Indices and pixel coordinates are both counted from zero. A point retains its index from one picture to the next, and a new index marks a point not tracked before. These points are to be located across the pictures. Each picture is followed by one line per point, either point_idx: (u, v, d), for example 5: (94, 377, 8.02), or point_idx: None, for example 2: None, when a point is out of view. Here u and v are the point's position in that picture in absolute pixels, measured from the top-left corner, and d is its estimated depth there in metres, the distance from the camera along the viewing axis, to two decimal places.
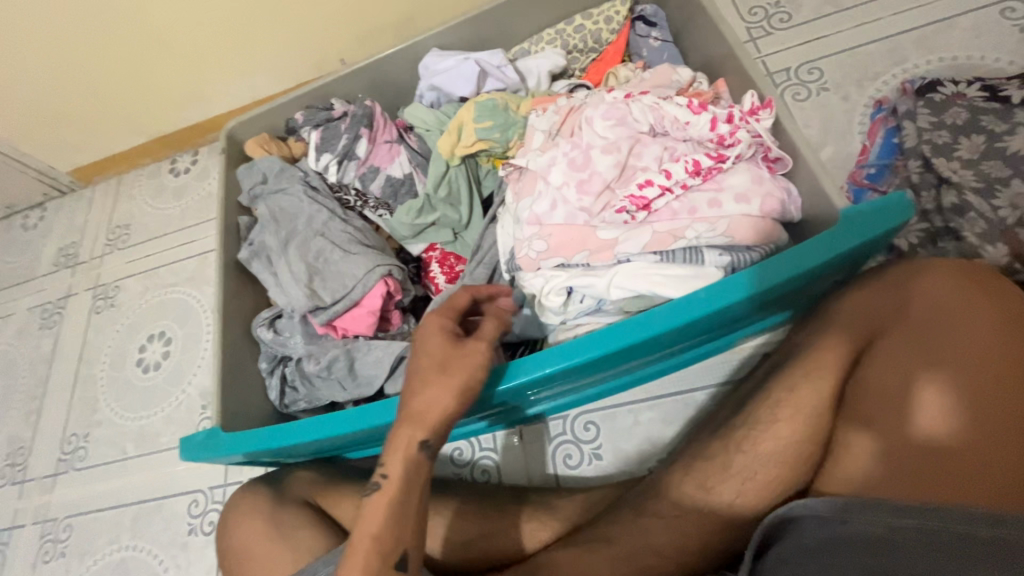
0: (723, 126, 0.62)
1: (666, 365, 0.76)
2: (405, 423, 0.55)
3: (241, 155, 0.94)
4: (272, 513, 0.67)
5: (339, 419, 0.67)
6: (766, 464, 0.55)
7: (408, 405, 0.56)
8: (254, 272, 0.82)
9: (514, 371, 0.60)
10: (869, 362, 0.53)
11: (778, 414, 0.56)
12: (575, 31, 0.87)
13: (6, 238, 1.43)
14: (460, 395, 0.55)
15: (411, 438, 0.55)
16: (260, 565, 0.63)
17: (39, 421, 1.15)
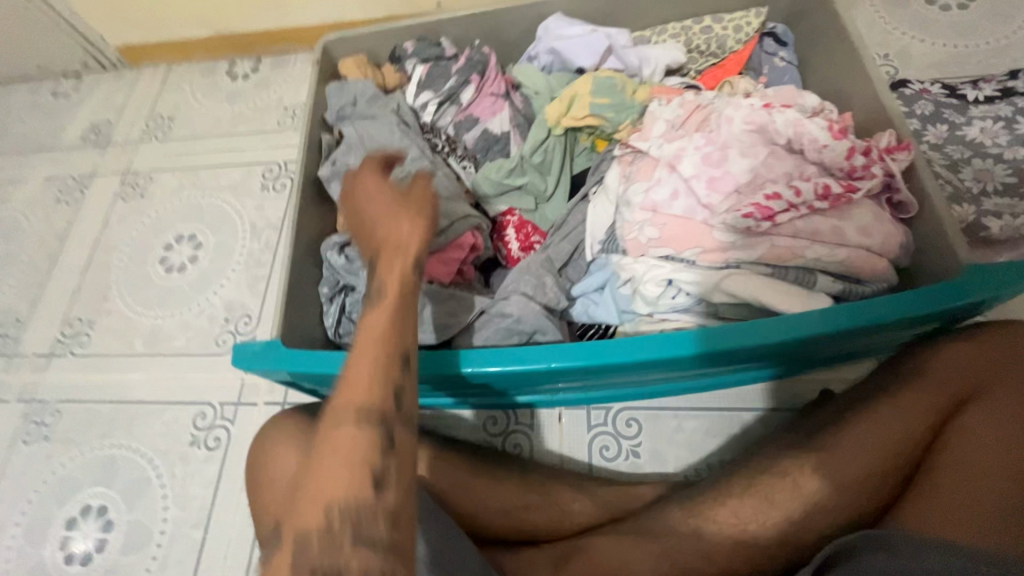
0: (859, 157, 0.62)
1: (722, 380, 0.77)
2: (394, 248, 0.53)
3: (332, 73, 0.89)
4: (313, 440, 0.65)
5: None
6: (842, 484, 0.58)
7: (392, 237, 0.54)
8: (331, 194, 0.79)
9: (593, 352, 0.58)
10: (975, 413, 0.55)
11: (868, 444, 0.57)
12: (701, 31, 0.86)
13: (31, 100, 1.34)
14: (427, 209, 0.55)
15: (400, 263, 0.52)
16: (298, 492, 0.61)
17: (40, 297, 1.08)
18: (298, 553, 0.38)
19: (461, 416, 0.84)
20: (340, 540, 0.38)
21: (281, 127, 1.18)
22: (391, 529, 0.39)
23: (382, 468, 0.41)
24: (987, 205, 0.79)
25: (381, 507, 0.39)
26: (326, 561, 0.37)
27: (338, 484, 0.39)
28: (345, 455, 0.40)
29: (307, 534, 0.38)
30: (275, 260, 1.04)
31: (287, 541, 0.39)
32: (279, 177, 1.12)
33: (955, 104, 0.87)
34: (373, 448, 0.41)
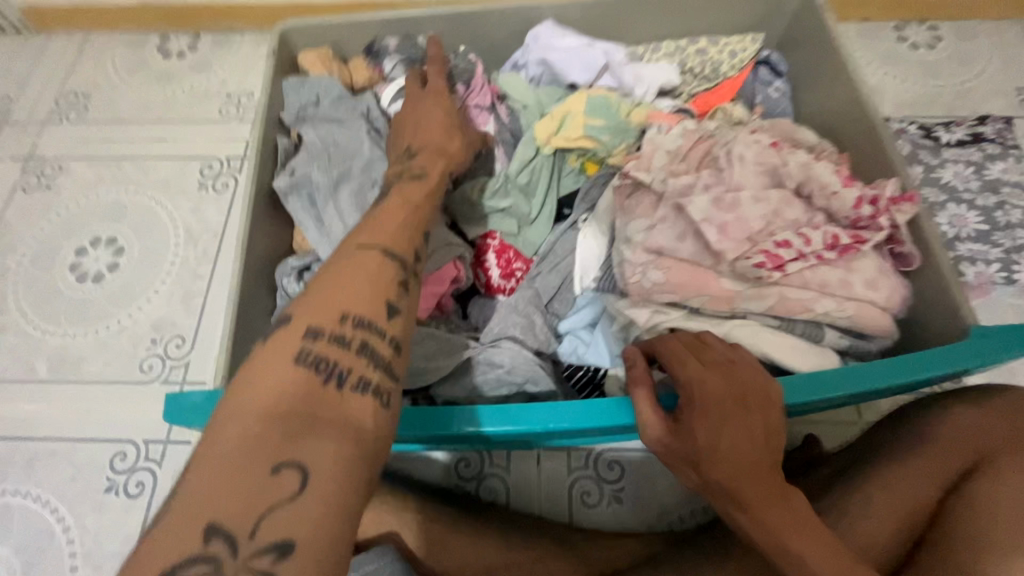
0: (866, 208, 0.60)
1: None
2: (429, 154, 0.62)
3: (291, 65, 0.78)
4: None
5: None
6: None
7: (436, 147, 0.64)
8: (288, 209, 0.68)
9: (600, 415, 0.53)
10: (984, 481, 0.55)
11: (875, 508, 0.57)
12: (696, 53, 0.81)
13: None
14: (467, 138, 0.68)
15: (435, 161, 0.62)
16: None
17: None
18: (310, 337, 0.43)
19: (429, 456, 0.76)
20: (350, 340, 0.44)
21: (222, 117, 1.03)
22: (390, 351, 0.45)
23: (396, 301, 0.47)
24: (963, 250, 0.82)
25: (388, 333, 0.46)
26: (334, 345, 0.43)
27: (359, 297, 0.46)
28: (367, 275, 0.47)
29: (321, 328, 0.44)
30: (215, 272, 0.91)
31: (299, 329, 0.43)
32: (220, 175, 0.99)
33: (930, 146, 0.91)
34: (393, 280, 0.48)
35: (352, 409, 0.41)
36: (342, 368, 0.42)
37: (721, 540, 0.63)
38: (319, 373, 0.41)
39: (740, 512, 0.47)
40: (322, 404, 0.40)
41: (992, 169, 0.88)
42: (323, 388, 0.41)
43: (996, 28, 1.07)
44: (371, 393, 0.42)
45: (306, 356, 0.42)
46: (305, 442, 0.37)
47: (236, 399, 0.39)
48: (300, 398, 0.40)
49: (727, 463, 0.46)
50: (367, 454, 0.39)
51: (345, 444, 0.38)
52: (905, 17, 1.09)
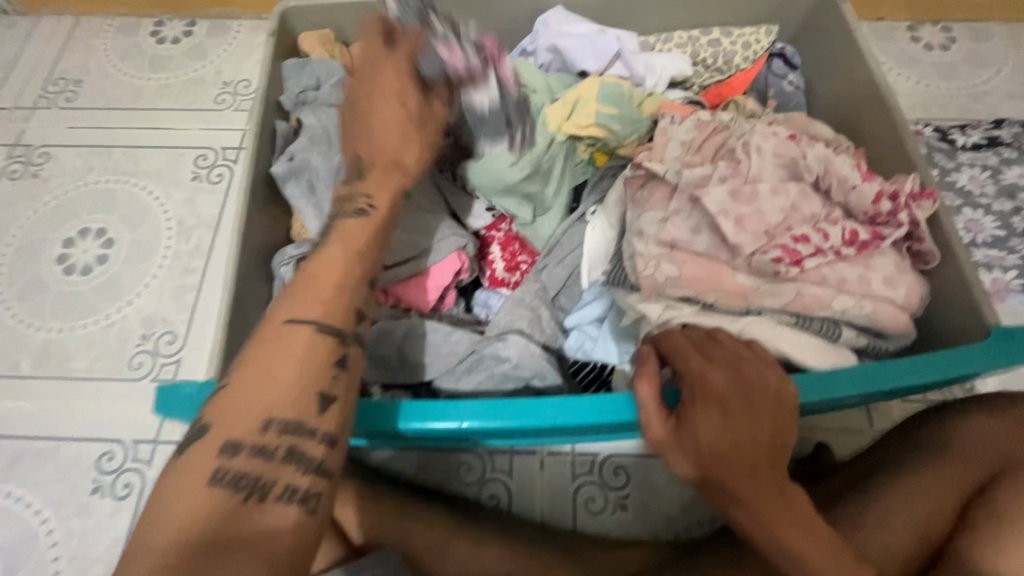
0: (885, 203, 0.58)
1: None
2: (387, 168, 0.55)
3: (291, 50, 0.75)
4: None
5: (370, 406, 0.52)
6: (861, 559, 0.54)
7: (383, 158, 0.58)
8: (286, 195, 0.66)
9: (592, 411, 0.50)
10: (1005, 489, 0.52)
11: (893, 518, 0.54)
12: (708, 44, 0.79)
13: None
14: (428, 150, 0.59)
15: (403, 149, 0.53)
16: None
17: None
18: (226, 452, 0.39)
19: (430, 460, 0.74)
20: (274, 448, 0.40)
21: (219, 105, 1.00)
22: (321, 447, 0.42)
23: (328, 390, 0.43)
24: (980, 255, 0.80)
25: (318, 429, 0.42)
26: (257, 453, 0.40)
27: (283, 394, 0.42)
28: (297, 367, 0.43)
29: (239, 440, 0.40)
30: (208, 265, 0.88)
31: (214, 441, 0.40)
32: (215, 166, 0.96)
33: (944, 148, 0.88)
34: (329, 364, 0.44)
35: (274, 524, 0.38)
36: (267, 480, 0.39)
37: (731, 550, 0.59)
38: (239, 492, 0.38)
39: (739, 512, 0.44)
40: (244, 520, 0.37)
41: (1007, 175, 0.85)
42: (242, 506, 0.38)
43: (1007, 31, 1.06)
44: (297, 501, 0.40)
45: (221, 475, 0.38)
46: (218, 562, 0.34)
47: (148, 519, 0.36)
48: (214, 521, 0.36)
49: (727, 460, 0.44)
50: (286, 568, 0.36)
51: (264, 564, 0.36)
52: (918, 17, 1.07)
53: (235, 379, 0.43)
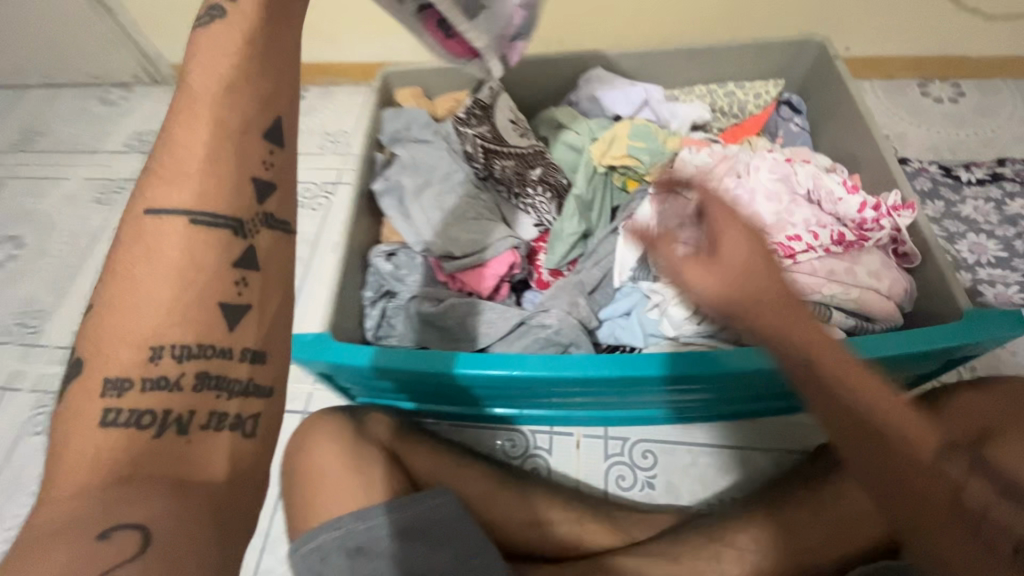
0: (869, 212, 0.69)
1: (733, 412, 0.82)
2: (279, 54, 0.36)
3: (387, 102, 0.97)
4: (354, 445, 0.71)
5: (443, 358, 0.65)
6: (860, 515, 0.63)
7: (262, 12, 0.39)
8: (382, 207, 0.85)
9: (619, 365, 0.63)
10: None
11: None
12: (725, 95, 0.94)
13: (78, 105, 1.40)
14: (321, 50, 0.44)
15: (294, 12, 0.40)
16: (339, 491, 0.67)
17: (68, 290, 1.10)
18: (112, 391, 0.33)
19: (481, 433, 0.86)
20: (178, 377, 0.34)
21: (321, 150, 1.24)
22: (247, 366, 0.37)
23: (235, 298, 0.36)
24: (981, 274, 0.86)
25: (233, 345, 0.36)
26: (153, 381, 0.34)
27: (165, 309, 0.34)
28: (178, 270, 0.35)
29: (123, 374, 0.33)
30: (306, 272, 1.07)
31: (95, 381, 0.33)
32: (315, 196, 1.17)
33: (951, 183, 0.96)
34: (227, 262, 0.37)
35: (203, 461, 0.34)
36: (178, 410, 0.34)
37: (743, 510, 0.69)
38: (140, 424, 0.33)
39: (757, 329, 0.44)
40: (159, 456, 0.33)
41: (1011, 206, 0.92)
42: (154, 441, 0.33)
43: (1018, 85, 1.15)
44: (228, 426, 0.36)
45: (112, 415, 0.33)
46: (138, 496, 0.31)
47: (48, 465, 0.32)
48: (123, 459, 0.32)
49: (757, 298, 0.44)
50: (223, 501, 0.33)
51: (186, 500, 0.32)
52: (926, 75, 1.18)
53: (101, 297, 0.35)
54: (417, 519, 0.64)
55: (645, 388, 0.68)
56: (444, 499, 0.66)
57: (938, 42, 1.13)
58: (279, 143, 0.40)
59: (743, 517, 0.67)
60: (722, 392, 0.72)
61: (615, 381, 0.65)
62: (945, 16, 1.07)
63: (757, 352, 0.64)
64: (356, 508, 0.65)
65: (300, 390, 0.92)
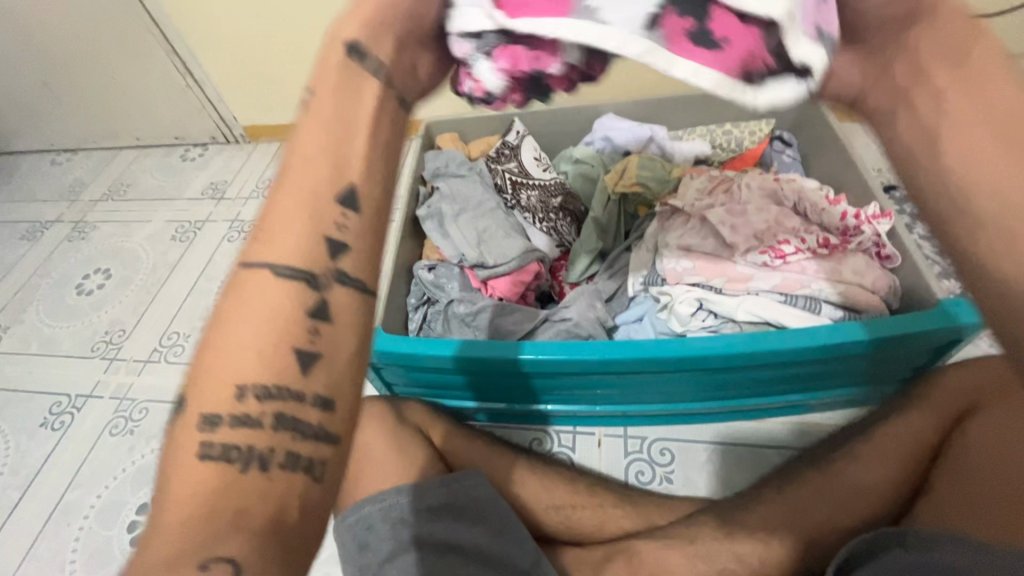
0: (850, 220, 0.80)
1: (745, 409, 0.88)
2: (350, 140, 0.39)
3: (429, 145, 1.13)
4: (394, 429, 0.78)
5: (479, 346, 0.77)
6: (862, 490, 0.68)
7: (339, 84, 0.39)
8: (424, 229, 0.99)
9: (633, 349, 0.73)
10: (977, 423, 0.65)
11: (882, 453, 0.69)
12: (724, 133, 1.08)
13: (163, 162, 1.64)
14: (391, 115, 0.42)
15: (375, 85, 0.40)
16: (381, 470, 0.74)
17: (146, 312, 1.26)
18: (207, 426, 0.36)
19: (511, 432, 0.94)
20: (258, 417, 0.37)
21: None
22: (318, 413, 0.38)
23: (307, 347, 0.38)
24: None
25: (305, 392, 0.37)
26: (240, 428, 0.37)
27: (250, 360, 0.37)
28: (264, 325, 0.38)
29: (215, 413, 0.36)
30: None
31: (191, 420, 0.37)
32: None
33: None
34: (303, 312, 0.38)
35: (279, 500, 0.36)
36: (261, 450, 0.37)
37: (756, 494, 0.73)
38: (229, 466, 0.36)
39: None
40: (238, 494, 0.35)
41: None
42: (245, 478, 0.36)
43: None
44: (303, 468, 0.37)
45: (208, 449, 0.36)
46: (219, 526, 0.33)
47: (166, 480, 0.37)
48: (213, 494, 0.35)
49: None
50: (294, 536, 0.35)
51: (259, 538, 0.33)
52: None
53: (207, 340, 0.38)
54: (455, 498, 0.71)
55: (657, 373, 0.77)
56: (478, 479, 0.72)
57: None
58: (354, 202, 0.40)
59: (756, 502, 0.72)
60: (729, 382, 0.80)
61: (629, 366, 0.74)
62: None
63: (754, 337, 0.72)
64: (398, 486, 0.71)
65: None
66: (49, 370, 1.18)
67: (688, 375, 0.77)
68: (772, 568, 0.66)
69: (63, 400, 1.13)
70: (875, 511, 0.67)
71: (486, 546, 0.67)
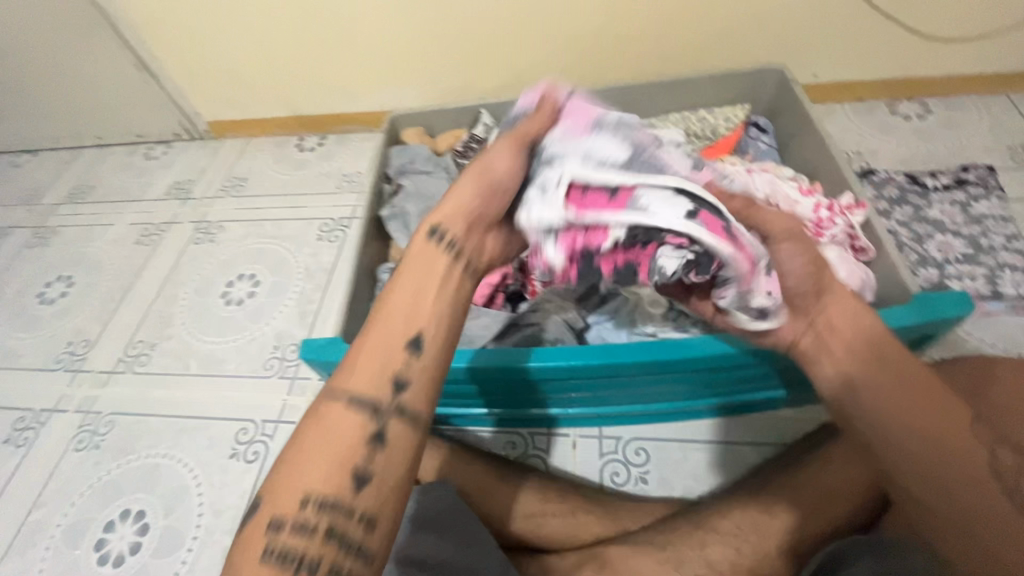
0: (823, 212, 0.76)
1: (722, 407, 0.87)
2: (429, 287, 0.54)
3: (394, 141, 1.09)
4: None
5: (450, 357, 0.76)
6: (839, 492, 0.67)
7: (419, 256, 0.56)
8: (389, 231, 0.95)
9: (608, 356, 0.73)
10: None
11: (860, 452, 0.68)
12: (698, 120, 1.04)
13: (126, 161, 1.58)
14: (458, 294, 0.55)
15: (446, 258, 0.56)
16: None
17: (110, 321, 1.22)
18: (273, 530, 0.41)
19: (483, 436, 0.91)
20: (314, 526, 0.41)
21: (338, 190, 1.37)
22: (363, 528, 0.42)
23: (365, 465, 0.44)
24: (949, 270, 0.91)
25: (356, 508, 0.42)
26: (294, 531, 0.41)
27: (319, 471, 0.43)
28: (340, 445, 0.44)
29: (282, 517, 0.41)
30: (324, 297, 1.17)
31: (261, 520, 0.42)
32: (333, 230, 1.29)
33: (917, 190, 1.02)
34: (367, 435, 0.45)
35: None
36: (313, 558, 0.41)
37: (729, 497, 0.72)
38: (286, 568, 0.41)
39: None
40: None
41: (975, 209, 0.98)
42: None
43: (983, 101, 1.22)
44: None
45: (269, 550, 0.41)
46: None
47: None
48: None
49: None
50: None
51: None
52: (893, 96, 1.26)
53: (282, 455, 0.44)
54: (422, 509, 0.70)
55: (634, 378, 0.77)
56: (448, 489, 0.72)
57: (901, 64, 1.21)
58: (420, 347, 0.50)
59: (730, 504, 0.70)
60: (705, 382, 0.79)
61: (605, 372, 0.74)
62: (903, 43, 1.16)
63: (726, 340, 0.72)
64: None
65: None
66: (11, 384, 1.15)
67: (664, 379, 0.77)
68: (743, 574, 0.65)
69: (27, 414, 1.10)
70: (850, 511, 0.67)
71: (453, 557, 0.65)
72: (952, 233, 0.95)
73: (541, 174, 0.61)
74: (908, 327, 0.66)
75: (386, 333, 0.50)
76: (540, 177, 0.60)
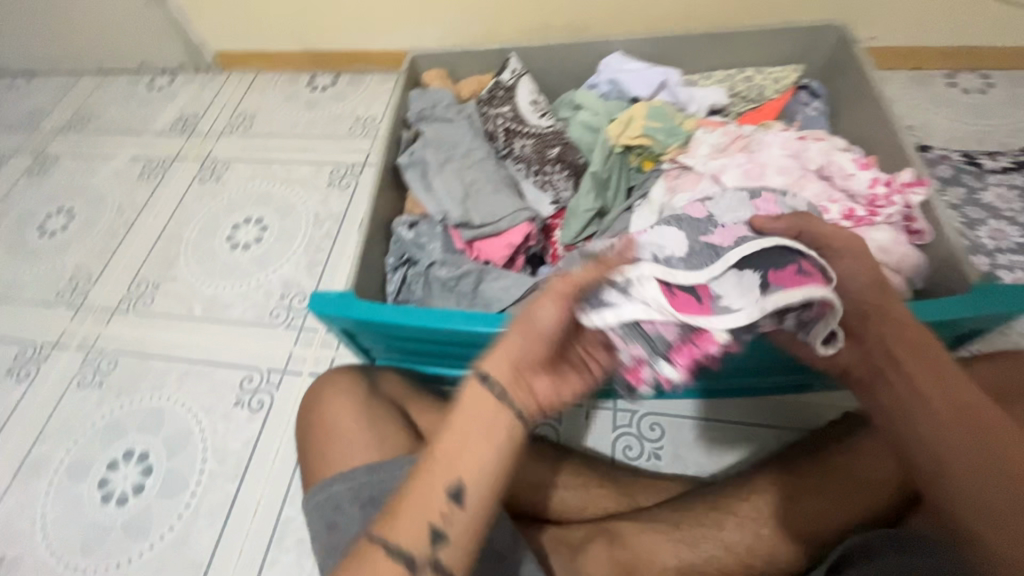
0: (881, 188, 0.70)
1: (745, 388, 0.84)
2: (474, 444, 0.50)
3: (414, 83, 1.01)
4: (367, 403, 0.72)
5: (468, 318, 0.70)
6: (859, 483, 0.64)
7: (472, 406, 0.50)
8: (406, 180, 0.89)
9: None
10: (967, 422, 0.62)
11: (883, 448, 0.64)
12: (743, 80, 0.97)
13: (128, 90, 1.50)
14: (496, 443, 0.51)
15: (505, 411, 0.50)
16: (350, 447, 0.68)
17: (113, 258, 1.18)
18: None
19: None
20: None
21: (351, 134, 1.30)
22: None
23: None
24: (1000, 259, 0.85)
25: None
26: None
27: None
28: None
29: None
30: (333, 248, 1.12)
31: None
32: (344, 177, 1.23)
33: (973, 171, 0.95)
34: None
35: None
36: None
37: (749, 480, 0.69)
38: None
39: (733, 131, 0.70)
40: None
41: None
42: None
43: None
44: None
45: None
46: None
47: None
48: None
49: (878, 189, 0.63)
50: None
51: None
52: (956, 66, 1.16)
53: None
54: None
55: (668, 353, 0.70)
56: None
57: (969, 31, 1.11)
58: (460, 503, 0.50)
59: (748, 486, 0.68)
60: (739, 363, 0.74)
61: None
62: (976, 6, 1.06)
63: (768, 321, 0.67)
64: (368, 462, 0.66)
65: (324, 354, 0.99)
66: (12, 317, 1.12)
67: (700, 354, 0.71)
68: (760, 559, 0.63)
69: (28, 349, 1.07)
70: (876, 505, 0.63)
71: None
72: (1007, 219, 0.89)
73: (608, 294, 0.52)
74: (967, 318, 0.61)
75: (426, 486, 0.51)
76: (605, 301, 0.52)
